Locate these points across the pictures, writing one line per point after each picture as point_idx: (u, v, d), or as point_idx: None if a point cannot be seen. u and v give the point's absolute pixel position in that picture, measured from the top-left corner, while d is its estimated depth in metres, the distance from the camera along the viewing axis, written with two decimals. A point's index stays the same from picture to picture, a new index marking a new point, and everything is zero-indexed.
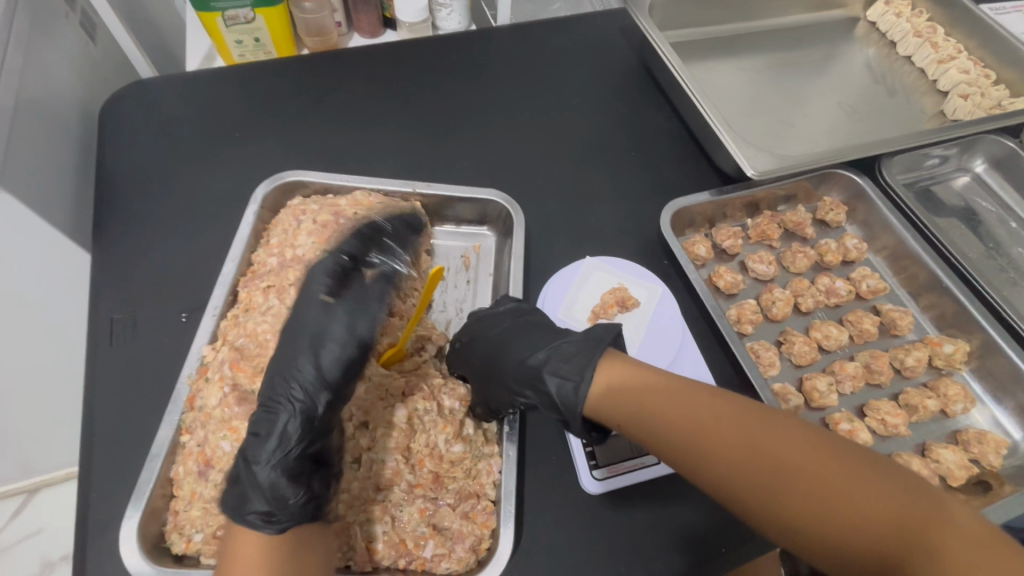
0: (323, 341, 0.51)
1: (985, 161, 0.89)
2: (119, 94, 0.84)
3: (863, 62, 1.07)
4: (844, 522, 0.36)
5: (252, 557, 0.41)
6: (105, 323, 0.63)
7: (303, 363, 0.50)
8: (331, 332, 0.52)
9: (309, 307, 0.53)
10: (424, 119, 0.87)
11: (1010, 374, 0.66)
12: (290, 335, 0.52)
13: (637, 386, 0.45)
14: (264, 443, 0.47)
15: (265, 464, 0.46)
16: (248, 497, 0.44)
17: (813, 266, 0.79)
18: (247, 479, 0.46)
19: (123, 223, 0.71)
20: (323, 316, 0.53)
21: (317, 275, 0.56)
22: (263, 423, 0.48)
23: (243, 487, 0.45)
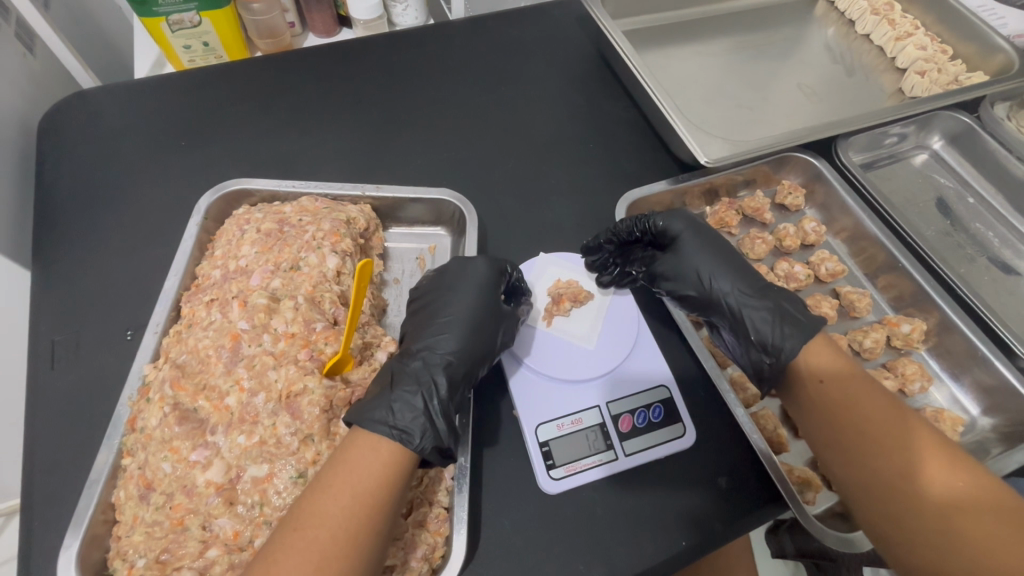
0: (478, 331, 0.59)
1: (941, 138, 0.89)
2: (58, 106, 0.81)
3: (823, 42, 1.06)
4: (920, 513, 0.47)
5: (368, 462, 0.47)
6: (46, 345, 0.62)
7: (465, 347, 0.58)
8: (487, 328, 0.60)
9: (456, 300, 0.61)
10: (377, 119, 0.85)
11: (967, 351, 0.66)
12: (445, 328, 0.59)
13: (832, 369, 0.55)
14: (430, 394, 0.53)
15: (436, 414, 0.52)
16: (415, 433, 0.49)
17: (773, 252, 0.79)
18: (406, 420, 0.50)
19: (64, 241, 0.69)
20: (478, 313, 0.60)
21: (476, 270, 0.63)
22: (421, 378, 0.54)
23: (408, 421, 0.50)
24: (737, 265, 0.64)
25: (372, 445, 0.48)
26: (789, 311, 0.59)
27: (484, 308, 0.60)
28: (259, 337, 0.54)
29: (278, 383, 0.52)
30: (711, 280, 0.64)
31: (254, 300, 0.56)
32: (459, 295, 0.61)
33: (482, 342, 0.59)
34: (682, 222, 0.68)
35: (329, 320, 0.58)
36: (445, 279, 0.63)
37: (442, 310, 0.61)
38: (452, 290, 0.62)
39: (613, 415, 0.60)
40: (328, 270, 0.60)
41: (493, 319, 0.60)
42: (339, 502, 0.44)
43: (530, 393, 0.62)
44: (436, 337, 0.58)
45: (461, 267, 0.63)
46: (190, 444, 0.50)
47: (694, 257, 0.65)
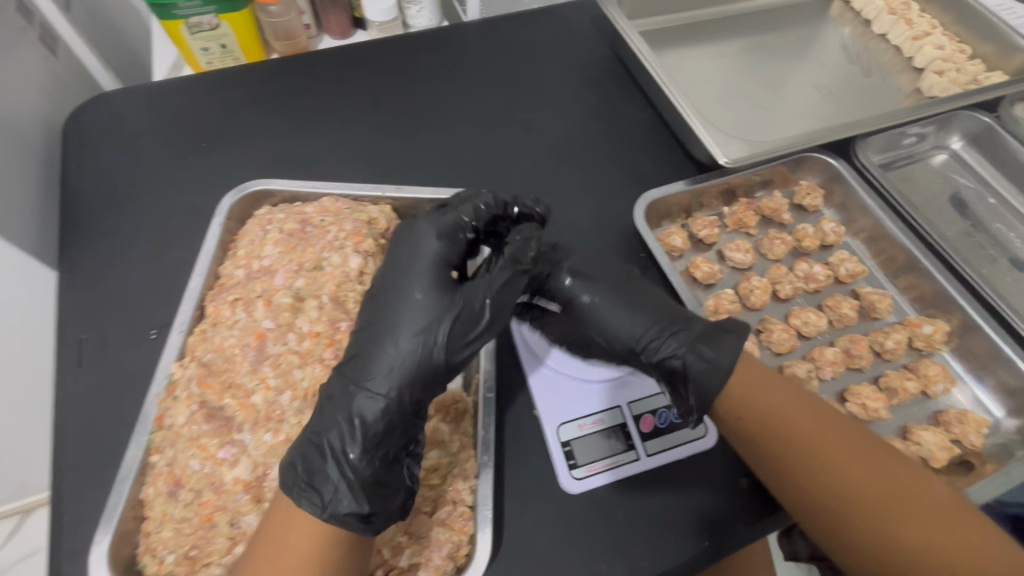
0: (428, 327, 0.51)
1: (961, 138, 0.89)
2: (82, 108, 0.82)
3: (839, 42, 1.06)
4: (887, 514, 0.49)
5: (296, 541, 0.44)
6: (73, 344, 0.62)
7: (405, 347, 0.51)
8: (433, 320, 0.51)
9: (405, 281, 0.54)
10: (394, 120, 0.86)
11: (990, 352, 0.66)
12: (390, 322, 0.52)
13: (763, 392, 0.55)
14: (352, 432, 0.48)
15: (347, 461, 0.47)
16: (324, 488, 0.46)
17: (791, 252, 0.78)
18: (321, 474, 0.46)
19: (89, 241, 0.70)
20: (427, 301, 0.52)
21: (425, 247, 0.56)
22: (353, 403, 0.49)
23: (318, 473, 0.46)
24: (639, 306, 0.62)
25: (300, 521, 0.45)
26: (701, 347, 0.57)
27: (427, 293, 0.53)
28: (284, 336, 0.55)
29: (305, 383, 0.53)
30: (617, 329, 0.61)
31: (279, 300, 0.57)
32: (407, 279, 0.54)
33: (422, 343, 0.51)
34: (568, 276, 0.62)
35: (354, 320, 0.58)
36: (394, 262, 0.56)
37: (388, 297, 0.54)
38: (401, 274, 0.55)
39: (634, 415, 0.60)
40: (351, 270, 0.61)
41: (443, 308, 0.52)
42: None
43: (550, 393, 0.61)
44: (380, 337, 0.52)
45: (408, 241, 0.57)
46: (218, 441, 0.51)
47: (596, 310, 0.62)
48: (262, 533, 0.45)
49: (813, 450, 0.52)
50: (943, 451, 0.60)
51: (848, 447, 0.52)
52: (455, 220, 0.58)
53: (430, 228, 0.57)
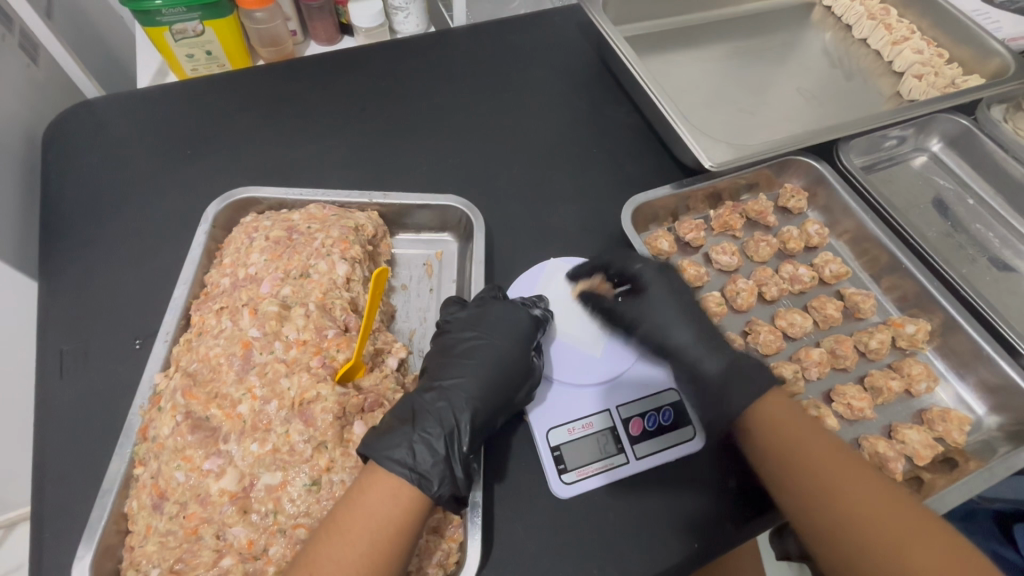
0: (509, 382, 0.56)
1: (940, 141, 0.91)
2: (64, 116, 0.81)
3: (821, 47, 1.07)
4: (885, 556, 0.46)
5: (391, 502, 0.47)
6: (55, 355, 0.61)
7: (498, 397, 0.55)
8: (514, 380, 0.57)
9: (492, 344, 0.58)
10: (380, 125, 0.86)
11: (971, 351, 0.67)
12: (483, 374, 0.56)
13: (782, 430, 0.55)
14: (455, 439, 0.52)
15: (456, 457, 0.51)
16: (434, 479, 0.49)
17: (777, 254, 0.79)
18: (427, 464, 0.49)
19: (71, 251, 0.69)
20: (512, 361, 0.58)
21: (521, 317, 0.60)
22: (451, 422, 0.52)
23: (429, 467, 0.49)
24: (701, 316, 0.64)
25: (392, 489, 0.47)
26: (758, 366, 0.59)
27: (521, 358, 0.58)
28: (270, 345, 0.54)
29: (291, 391, 0.52)
30: (672, 329, 0.62)
31: (265, 308, 0.56)
32: (505, 339, 0.58)
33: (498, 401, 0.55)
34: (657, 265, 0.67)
35: (340, 327, 0.57)
36: (488, 322, 0.59)
37: (478, 353, 0.58)
38: (491, 334, 0.58)
39: (624, 419, 0.61)
40: (338, 277, 0.60)
41: (524, 369, 0.58)
42: (362, 548, 0.44)
43: (540, 398, 0.62)
44: (471, 383, 0.55)
45: (505, 310, 0.60)
46: (204, 452, 0.50)
47: (660, 307, 0.64)
48: (353, 488, 0.47)
49: (826, 477, 0.51)
50: (927, 448, 0.61)
51: (863, 477, 0.50)
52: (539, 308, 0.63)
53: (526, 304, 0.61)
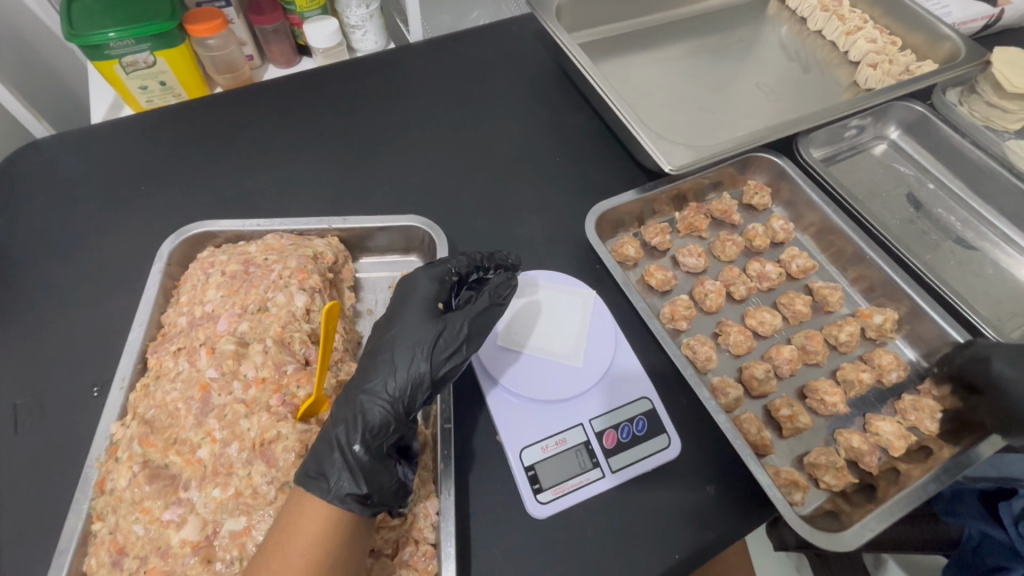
0: (413, 359, 0.53)
1: (898, 128, 0.92)
2: (10, 159, 0.79)
3: (778, 41, 1.08)
4: None
5: (303, 518, 0.45)
6: (8, 410, 0.59)
7: (404, 371, 0.53)
8: (415, 352, 0.53)
9: (398, 320, 0.56)
10: (340, 148, 0.85)
11: (938, 336, 0.67)
12: (386, 352, 0.54)
13: None
14: (355, 425, 0.50)
15: (353, 451, 0.48)
16: (331, 474, 0.47)
17: (744, 252, 0.79)
18: (324, 463, 0.48)
19: (22, 299, 0.67)
20: (412, 333, 0.55)
21: (419, 287, 0.58)
22: (353, 409, 0.51)
23: (325, 462, 0.48)
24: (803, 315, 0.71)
25: (301, 499, 0.46)
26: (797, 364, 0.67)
27: (421, 327, 0.55)
28: (228, 385, 0.53)
29: (251, 432, 0.51)
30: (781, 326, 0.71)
31: (222, 347, 0.55)
32: (406, 313, 0.57)
33: (403, 378, 0.52)
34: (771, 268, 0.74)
35: (301, 361, 0.56)
36: (394, 303, 0.59)
37: (390, 330, 0.56)
38: (397, 312, 0.57)
39: (598, 432, 0.60)
40: (297, 309, 0.59)
41: (423, 342, 0.54)
42: (281, 569, 0.42)
43: (511, 418, 0.61)
44: (377, 365, 0.53)
45: (404, 286, 0.59)
46: (162, 503, 0.49)
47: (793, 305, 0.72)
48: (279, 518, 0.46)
49: None
50: (901, 438, 0.61)
51: None
52: (443, 266, 0.61)
53: (424, 272, 0.60)
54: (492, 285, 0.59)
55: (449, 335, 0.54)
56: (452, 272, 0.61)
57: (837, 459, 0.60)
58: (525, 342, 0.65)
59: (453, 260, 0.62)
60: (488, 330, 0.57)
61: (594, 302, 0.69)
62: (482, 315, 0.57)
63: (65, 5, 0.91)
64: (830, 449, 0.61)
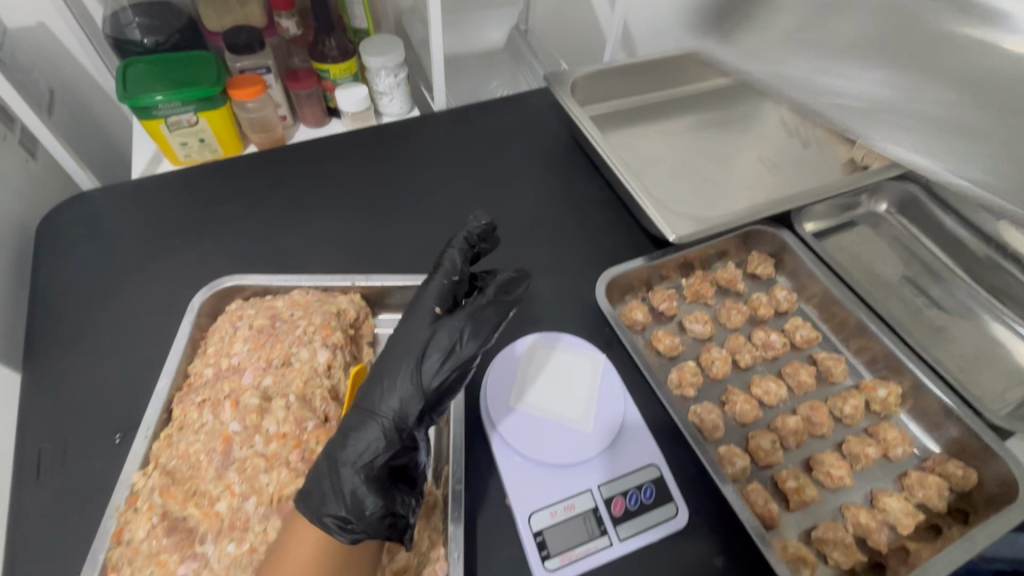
0: (405, 372, 0.53)
1: (888, 205, 0.95)
2: (59, 210, 0.85)
3: (778, 118, 1.15)
4: None
5: (302, 541, 0.48)
6: (33, 455, 0.61)
7: (396, 385, 0.53)
8: (408, 363, 0.53)
9: (402, 327, 0.57)
10: (365, 208, 0.90)
11: (941, 412, 0.68)
12: (384, 364, 0.55)
13: None
14: (346, 446, 0.51)
15: (341, 474, 0.49)
16: (319, 497, 0.49)
17: (749, 320, 0.81)
18: (314, 483, 0.50)
19: (57, 345, 0.70)
20: (411, 340, 0.55)
21: (426, 294, 0.59)
22: (347, 427, 0.52)
23: (317, 485, 0.50)
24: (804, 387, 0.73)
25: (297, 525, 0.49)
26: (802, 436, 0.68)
27: (418, 337, 0.55)
28: (250, 439, 0.55)
29: (270, 488, 0.53)
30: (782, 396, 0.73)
31: (246, 400, 0.57)
32: (407, 323, 0.57)
33: (394, 392, 0.52)
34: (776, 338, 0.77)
35: (320, 418, 0.58)
36: (406, 310, 0.60)
37: (395, 339, 0.57)
38: (404, 319, 0.58)
39: (606, 498, 0.60)
40: (319, 364, 0.62)
41: (416, 351, 0.54)
42: None
43: (521, 481, 0.61)
44: (374, 380, 0.54)
45: (416, 294, 0.61)
46: (179, 556, 0.50)
47: (797, 376, 0.73)
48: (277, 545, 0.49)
49: None
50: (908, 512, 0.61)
51: None
52: (449, 267, 0.61)
53: (433, 279, 0.61)
54: (497, 288, 0.58)
55: (440, 342, 0.54)
56: (457, 267, 0.61)
57: (845, 535, 0.60)
58: (535, 403, 0.66)
59: (450, 259, 0.61)
60: (486, 329, 0.54)
61: (603, 366, 0.70)
62: (478, 316, 0.55)
63: (121, 71, 1.00)
64: (839, 524, 0.61)
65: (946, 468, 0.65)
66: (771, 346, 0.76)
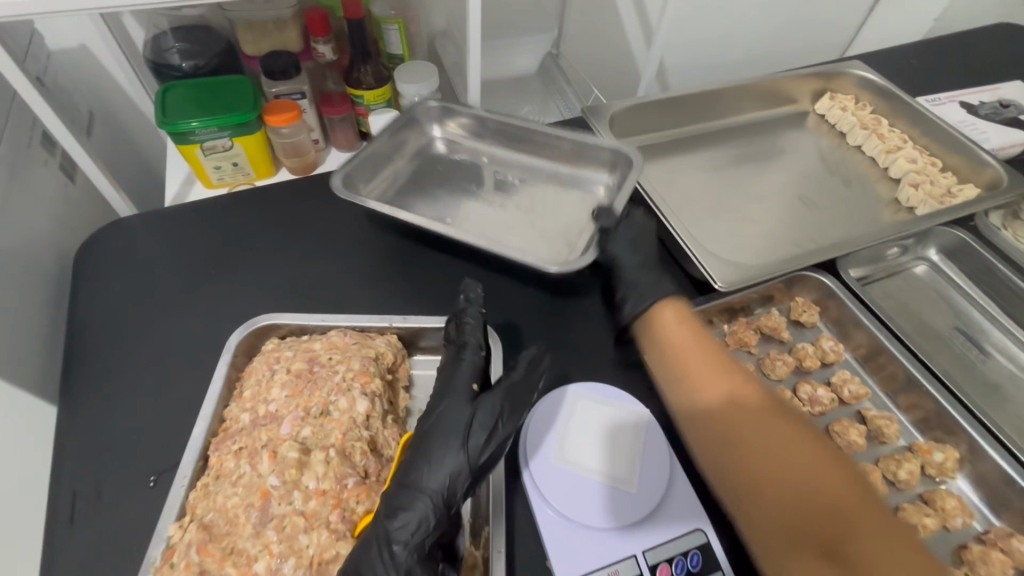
0: (451, 449, 0.56)
1: (938, 250, 0.93)
2: (96, 237, 0.85)
3: (818, 153, 1.13)
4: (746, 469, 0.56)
5: None
6: (67, 496, 0.60)
7: (443, 462, 0.55)
8: (453, 440, 0.57)
9: (437, 406, 0.60)
10: (400, 241, 0.89)
11: (1002, 478, 0.65)
12: (426, 442, 0.57)
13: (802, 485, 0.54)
14: (397, 523, 0.51)
15: (395, 550, 0.50)
16: (370, 574, 0.49)
17: (793, 371, 0.79)
18: (365, 559, 0.50)
19: (92, 379, 0.70)
20: (450, 418, 0.59)
21: (459, 373, 0.63)
22: (395, 503, 0.53)
23: (368, 561, 0.49)
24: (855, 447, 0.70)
25: None
26: None
27: (458, 414, 0.59)
28: (289, 495, 0.53)
29: (309, 550, 0.51)
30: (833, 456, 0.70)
31: (285, 453, 0.56)
32: (443, 402, 0.61)
33: (441, 467, 0.55)
34: (823, 393, 0.74)
35: (360, 474, 0.57)
36: (437, 386, 0.63)
37: (431, 416, 0.60)
38: (438, 397, 0.62)
39: (651, 565, 0.58)
40: (358, 415, 0.60)
41: (460, 427, 0.58)
42: None
43: (563, 543, 0.59)
44: (417, 457, 0.56)
45: (445, 373, 0.64)
46: None
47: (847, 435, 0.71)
48: None
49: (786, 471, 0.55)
50: None
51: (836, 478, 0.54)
52: (473, 348, 0.65)
53: (460, 358, 0.64)
54: (524, 364, 0.64)
55: (481, 418, 0.58)
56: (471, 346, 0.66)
57: None
58: (577, 459, 0.64)
59: (473, 337, 0.66)
60: (522, 406, 0.60)
61: (647, 421, 0.68)
62: (513, 395, 0.61)
63: (161, 95, 1.00)
64: None
65: (1010, 543, 0.61)
66: (820, 402, 0.74)
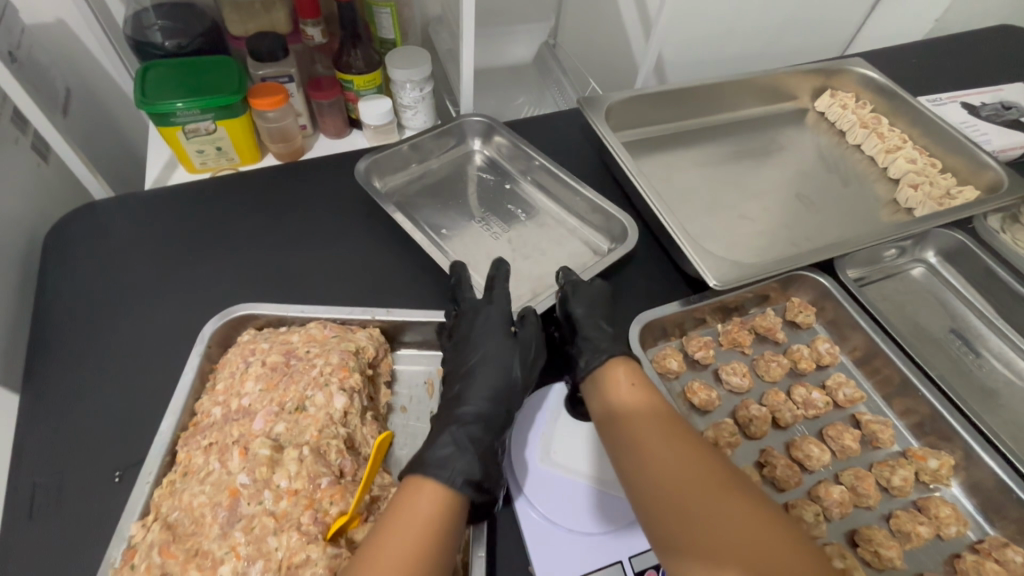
0: (508, 372, 0.61)
1: (936, 253, 0.92)
2: (68, 220, 0.81)
3: (817, 151, 1.11)
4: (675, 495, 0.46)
5: (423, 503, 0.47)
6: (26, 490, 0.57)
7: (504, 381, 0.60)
8: (508, 366, 0.62)
9: (477, 343, 0.64)
10: (386, 230, 0.86)
11: (997, 487, 0.63)
12: (480, 368, 0.61)
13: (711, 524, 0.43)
14: (470, 430, 0.55)
15: (473, 448, 0.54)
16: (452, 467, 0.51)
17: (787, 373, 0.77)
18: (443, 456, 0.52)
19: (58, 368, 0.67)
20: (499, 349, 0.63)
21: (493, 315, 0.66)
22: (465, 416, 0.57)
23: (449, 455, 0.52)
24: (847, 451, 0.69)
25: (421, 485, 0.49)
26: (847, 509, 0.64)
27: (505, 347, 0.63)
28: (259, 494, 0.51)
29: (278, 553, 0.48)
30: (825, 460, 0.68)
31: (256, 449, 0.53)
32: (483, 338, 0.64)
33: (503, 386, 0.60)
34: (817, 395, 0.72)
35: (335, 473, 0.55)
36: (468, 328, 0.66)
37: (472, 352, 0.63)
38: (476, 336, 0.65)
39: (637, 571, 0.56)
40: (335, 411, 0.58)
41: (511, 356, 0.63)
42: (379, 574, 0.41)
43: (547, 548, 0.57)
44: (473, 382, 0.60)
45: (474, 316, 0.67)
46: None
47: (841, 440, 0.69)
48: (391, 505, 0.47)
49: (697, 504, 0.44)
50: None
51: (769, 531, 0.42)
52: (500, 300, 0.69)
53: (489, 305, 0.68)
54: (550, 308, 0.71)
55: (527, 350, 0.65)
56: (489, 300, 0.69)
57: None
58: (563, 461, 0.62)
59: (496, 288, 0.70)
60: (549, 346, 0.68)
61: None
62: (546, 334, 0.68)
63: (141, 73, 0.96)
64: None
65: (1004, 553, 0.60)
66: (814, 405, 0.72)
